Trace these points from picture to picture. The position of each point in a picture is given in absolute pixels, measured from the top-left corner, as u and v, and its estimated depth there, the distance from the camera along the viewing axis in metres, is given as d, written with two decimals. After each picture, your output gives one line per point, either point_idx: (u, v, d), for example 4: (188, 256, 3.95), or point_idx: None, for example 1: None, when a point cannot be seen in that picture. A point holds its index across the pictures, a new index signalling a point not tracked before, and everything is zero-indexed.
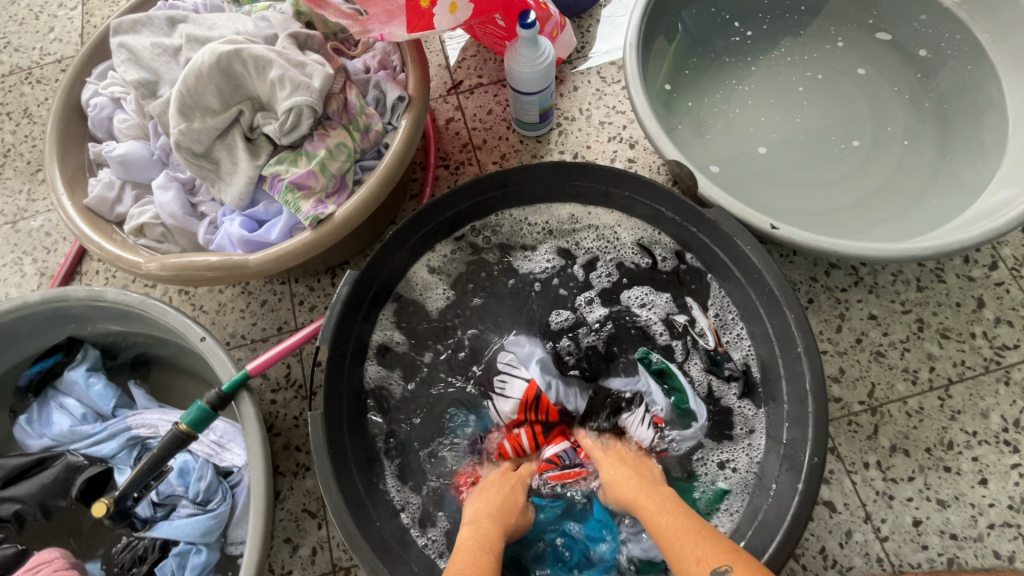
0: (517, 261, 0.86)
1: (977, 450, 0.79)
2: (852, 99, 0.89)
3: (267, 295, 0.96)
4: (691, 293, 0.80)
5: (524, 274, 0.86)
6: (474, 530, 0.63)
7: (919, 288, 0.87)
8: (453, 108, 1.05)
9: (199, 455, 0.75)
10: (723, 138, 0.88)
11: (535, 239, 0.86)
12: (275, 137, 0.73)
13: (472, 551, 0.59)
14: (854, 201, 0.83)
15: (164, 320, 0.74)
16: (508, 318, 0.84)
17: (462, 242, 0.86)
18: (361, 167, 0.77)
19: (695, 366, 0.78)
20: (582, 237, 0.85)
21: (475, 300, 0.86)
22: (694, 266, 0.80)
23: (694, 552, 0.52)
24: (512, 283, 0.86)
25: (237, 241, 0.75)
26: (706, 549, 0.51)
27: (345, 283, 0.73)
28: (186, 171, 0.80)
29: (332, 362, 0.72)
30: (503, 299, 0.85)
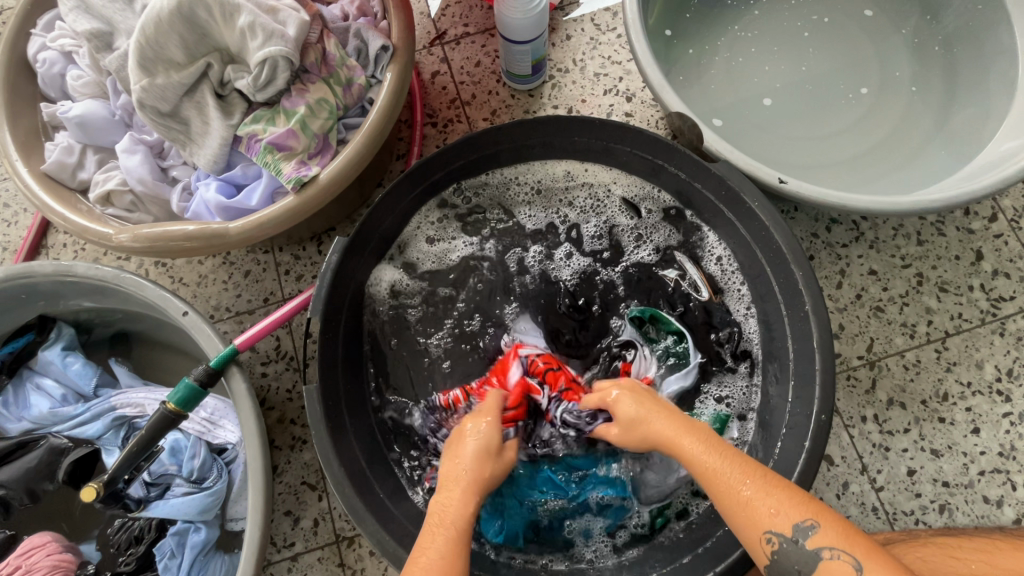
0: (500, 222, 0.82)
1: (971, 400, 0.80)
2: (859, 45, 0.85)
3: (251, 266, 0.91)
4: (689, 252, 0.78)
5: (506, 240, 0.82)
6: (444, 500, 0.52)
7: (919, 242, 0.86)
8: (438, 60, 0.98)
9: (191, 433, 0.72)
10: (725, 88, 0.84)
11: (522, 199, 0.82)
12: (249, 94, 0.67)
13: (460, 490, 0.53)
14: (858, 153, 0.81)
15: (142, 295, 0.70)
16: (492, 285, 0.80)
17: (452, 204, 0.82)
18: (345, 125, 0.72)
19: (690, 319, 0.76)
20: (574, 195, 0.81)
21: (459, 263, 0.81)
22: (694, 224, 0.78)
23: (752, 502, 0.47)
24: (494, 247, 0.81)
25: (214, 209, 0.70)
26: (774, 508, 0.46)
27: (335, 251, 0.69)
28: (152, 133, 0.73)
29: (324, 336, 0.68)
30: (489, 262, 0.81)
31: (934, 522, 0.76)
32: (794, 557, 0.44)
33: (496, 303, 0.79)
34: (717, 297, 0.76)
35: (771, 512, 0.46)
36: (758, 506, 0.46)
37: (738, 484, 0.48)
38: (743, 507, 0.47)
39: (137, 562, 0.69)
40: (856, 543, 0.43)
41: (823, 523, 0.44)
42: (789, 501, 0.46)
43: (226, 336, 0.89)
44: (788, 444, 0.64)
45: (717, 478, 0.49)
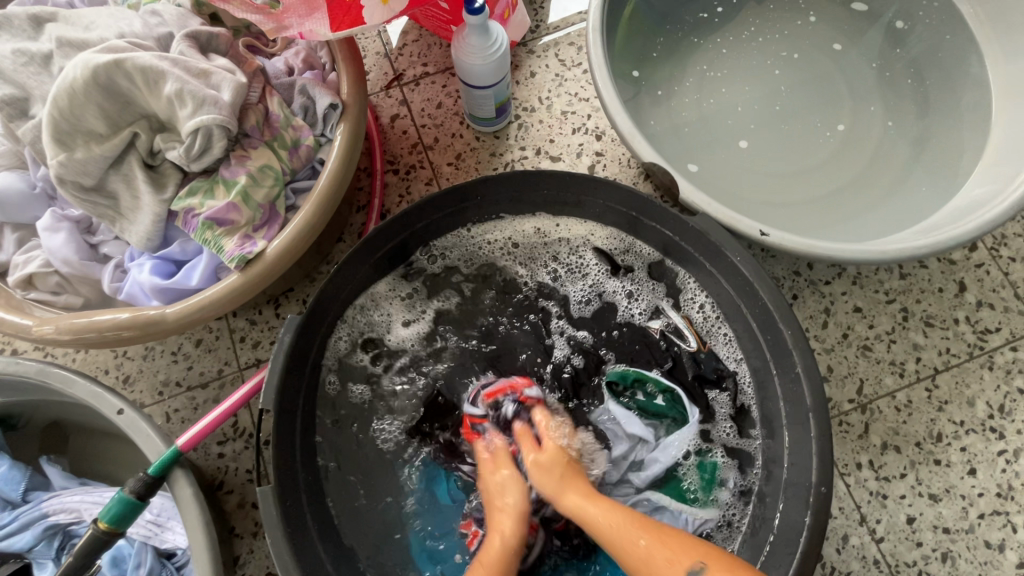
0: (478, 285, 0.79)
1: (965, 439, 0.78)
2: (829, 78, 0.83)
3: (202, 334, 0.84)
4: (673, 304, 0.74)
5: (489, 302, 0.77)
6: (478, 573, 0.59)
7: (902, 275, 0.84)
8: (397, 103, 0.93)
9: (136, 539, 0.65)
10: (698, 128, 0.80)
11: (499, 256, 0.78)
12: (182, 164, 0.61)
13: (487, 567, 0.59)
14: (837, 188, 0.77)
15: (71, 391, 0.62)
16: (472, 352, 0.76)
17: (419, 263, 0.76)
18: (294, 189, 0.66)
19: (680, 375, 0.72)
20: (554, 250, 0.77)
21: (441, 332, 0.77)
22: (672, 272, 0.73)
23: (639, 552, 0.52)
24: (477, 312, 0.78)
25: (149, 291, 0.63)
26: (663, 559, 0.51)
27: (287, 331, 0.62)
28: (77, 207, 0.66)
29: (280, 425, 0.62)
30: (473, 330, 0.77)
31: (938, 572, 0.73)
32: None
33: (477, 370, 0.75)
34: (706, 347, 0.72)
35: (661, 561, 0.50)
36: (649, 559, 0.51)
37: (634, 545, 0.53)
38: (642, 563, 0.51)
39: None
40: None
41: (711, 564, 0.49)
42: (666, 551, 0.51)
43: (177, 414, 0.81)
44: (786, 516, 0.60)
45: (625, 545, 0.53)
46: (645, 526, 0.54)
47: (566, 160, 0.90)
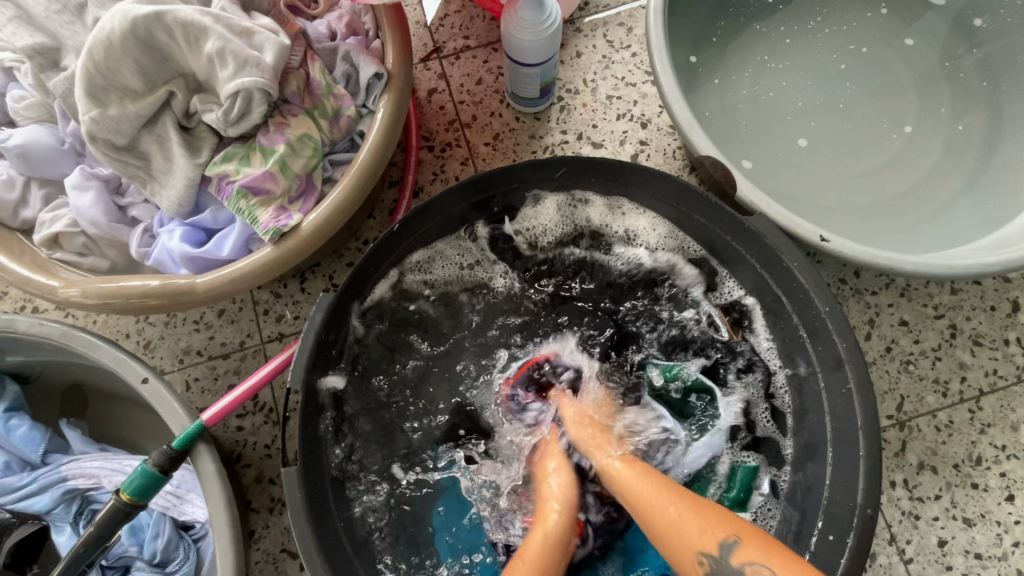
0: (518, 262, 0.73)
1: (1006, 465, 0.75)
2: (896, 77, 0.78)
3: (226, 304, 0.82)
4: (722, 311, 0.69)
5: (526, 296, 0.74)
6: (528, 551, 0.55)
7: (953, 290, 0.80)
8: (435, 76, 0.89)
9: (155, 509, 0.64)
10: (754, 122, 0.76)
11: (542, 242, 0.73)
12: (219, 128, 0.58)
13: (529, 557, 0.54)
14: (896, 194, 0.73)
15: (95, 356, 0.61)
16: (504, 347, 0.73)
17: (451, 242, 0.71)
18: (332, 162, 0.63)
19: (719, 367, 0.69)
20: (600, 245, 0.73)
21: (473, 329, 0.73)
22: (723, 276, 0.69)
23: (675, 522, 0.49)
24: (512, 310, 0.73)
25: (178, 258, 0.61)
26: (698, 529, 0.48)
27: (319, 310, 0.60)
28: (107, 166, 0.64)
29: (308, 405, 0.60)
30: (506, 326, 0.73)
31: None
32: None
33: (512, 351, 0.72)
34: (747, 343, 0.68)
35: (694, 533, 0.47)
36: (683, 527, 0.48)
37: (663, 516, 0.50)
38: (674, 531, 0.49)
39: None
40: (774, 555, 0.44)
41: (744, 540, 0.46)
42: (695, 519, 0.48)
43: (197, 384, 0.80)
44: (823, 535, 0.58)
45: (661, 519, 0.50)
46: (682, 496, 0.51)
47: (609, 147, 0.86)
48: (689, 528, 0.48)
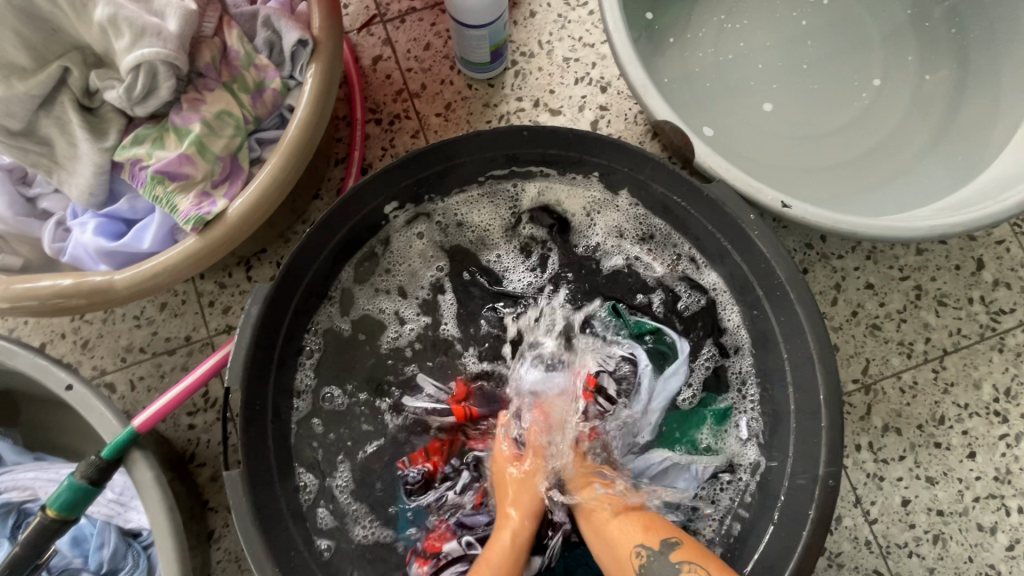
0: (474, 217, 0.70)
1: (968, 423, 0.75)
2: (862, 27, 0.74)
3: (168, 297, 0.77)
4: (657, 265, 0.68)
5: (460, 281, 0.70)
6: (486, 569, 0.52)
7: (918, 251, 0.79)
8: (379, 43, 0.83)
9: (98, 519, 0.61)
10: (717, 83, 0.73)
11: (500, 202, 0.70)
12: (125, 108, 0.53)
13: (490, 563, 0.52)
14: (860, 153, 0.71)
15: (13, 361, 0.56)
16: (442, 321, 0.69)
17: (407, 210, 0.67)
18: (258, 140, 0.58)
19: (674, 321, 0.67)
20: (534, 220, 0.70)
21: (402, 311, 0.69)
22: (654, 241, 0.68)
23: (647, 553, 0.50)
24: (444, 289, 0.69)
25: (94, 253, 0.56)
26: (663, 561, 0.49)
27: (254, 302, 0.56)
28: (6, 153, 0.58)
29: (248, 404, 0.57)
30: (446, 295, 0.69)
31: (928, 553, 0.72)
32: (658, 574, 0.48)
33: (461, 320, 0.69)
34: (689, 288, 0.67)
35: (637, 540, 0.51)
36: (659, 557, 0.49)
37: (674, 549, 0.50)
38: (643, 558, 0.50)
39: None
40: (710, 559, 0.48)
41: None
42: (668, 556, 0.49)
43: (142, 382, 0.75)
44: (786, 507, 0.58)
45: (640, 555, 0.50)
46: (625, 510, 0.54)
47: (567, 114, 0.81)
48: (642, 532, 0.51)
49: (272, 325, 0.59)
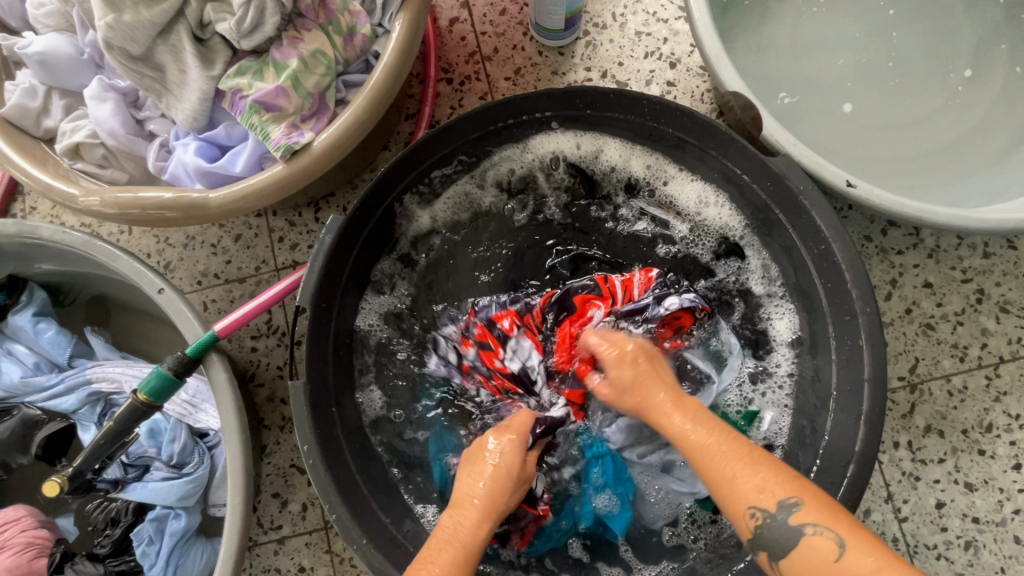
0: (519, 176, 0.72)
1: (1016, 434, 0.73)
2: (953, 17, 0.72)
3: (242, 230, 0.83)
4: (676, 220, 0.70)
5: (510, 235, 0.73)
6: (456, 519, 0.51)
7: (984, 255, 0.77)
8: (458, 5, 0.86)
9: (172, 416, 0.68)
10: (790, 61, 0.72)
11: (545, 168, 0.72)
12: (232, 40, 0.58)
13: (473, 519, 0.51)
14: (934, 147, 0.69)
15: (114, 264, 0.63)
16: (467, 275, 0.72)
17: (469, 166, 0.70)
18: (345, 82, 0.62)
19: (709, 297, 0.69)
20: (581, 186, 0.72)
21: (432, 245, 0.72)
22: (684, 201, 0.69)
23: (742, 478, 0.45)
24: (477, 244, 0.73)
25: (192, 174, 0.61)
26: (760, 481, 0.44)
27: (329, 231, 0.61)
28: (124, 76, 0.64)
29: (316, 324, 0.62)
30: (477, 248, 0.73)
31: (958, 558, 0.71)
32: (777, 534, 0.43)
33: (503, 273, 0.72)
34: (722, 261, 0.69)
35: (755, 488, 0.44)
36: (754, 474, 0.45)
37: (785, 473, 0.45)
38: (749, 480, 0.45)
39: (111, 545, 0.65)
40: (840, 523, 0.42)
41: (806, 500, 0.43)
42: (764, 476, 0.45)
43: (214, 305, 0.82)
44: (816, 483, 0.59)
45: (721, 472, 0.46)
46: (734, 439, 0.48)
47: (634, 87, 0.82)
48: (764, 475, 0.45)
49: (342, 255, 0.63)
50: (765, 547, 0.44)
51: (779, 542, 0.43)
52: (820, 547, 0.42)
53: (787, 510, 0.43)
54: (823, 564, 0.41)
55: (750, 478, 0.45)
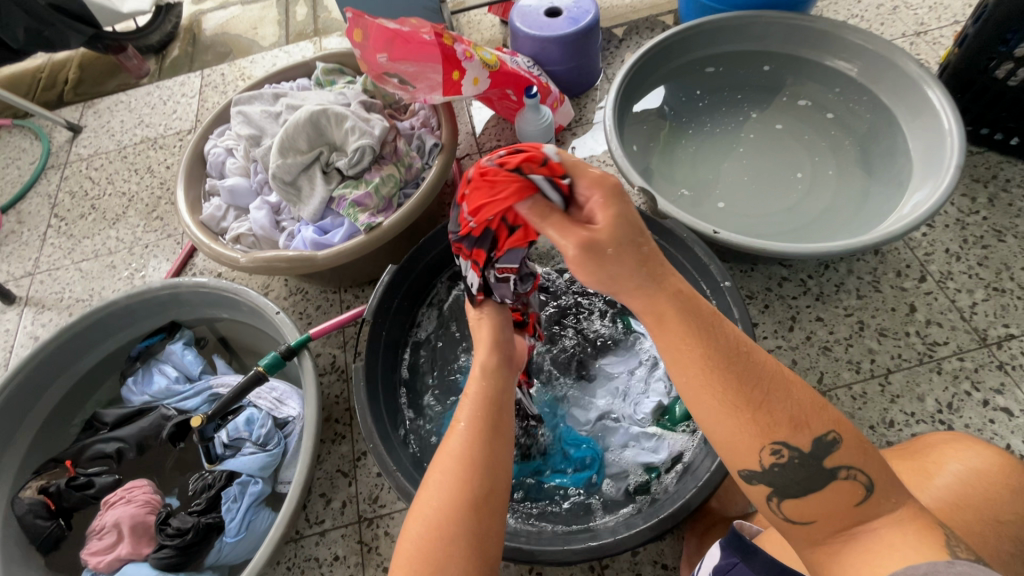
0: None
1: (916, 427, 0.91)
2: (790, 147, 1.11)
3: (322, 301, 1.18)
4: None
5: None
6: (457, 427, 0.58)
7: (859, 296, 1.04)
8: (476, 163, 1.33)
9: (262, 409, 0.94)
10: (685, 177, 1.11)
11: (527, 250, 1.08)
12: (344, 170, 1.01)
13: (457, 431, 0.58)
14: (791, 220, 1.02)
15: (248, 301, 0.97)
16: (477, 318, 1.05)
17: None
18: (404, 194, 1.04)
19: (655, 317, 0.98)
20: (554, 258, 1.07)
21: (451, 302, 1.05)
22: None
23: (784, 398, 0.45)
24: None
25: (309, 244, 0.99)
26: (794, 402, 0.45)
27: (387, 274, 0.95)
28: (275, 197, 1.07)
29: (371, 334, 0.92)
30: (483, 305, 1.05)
31: None
32: (797, 469, 0.45)
33: None
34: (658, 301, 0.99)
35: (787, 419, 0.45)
36: (782, 390, 0.46)
37: (815, 407, 0.46)
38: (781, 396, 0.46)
39: (205, 503, 0.86)
40: (869, 462, 0.45)
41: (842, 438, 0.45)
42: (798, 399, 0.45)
43: None
44: None
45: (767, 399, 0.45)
46: (758, 363, 0.47)
47: None
48: (802, 413, 0.45)
49: (393, 289, 0.96)
50: (767, 481, 0.47)
51: (790, 481, 0.45)
52: (848, 492, 0.45)
53: (823, 450, 0.45)
54: (848, 505, 0.44)
55: (785, 396, 0.46)
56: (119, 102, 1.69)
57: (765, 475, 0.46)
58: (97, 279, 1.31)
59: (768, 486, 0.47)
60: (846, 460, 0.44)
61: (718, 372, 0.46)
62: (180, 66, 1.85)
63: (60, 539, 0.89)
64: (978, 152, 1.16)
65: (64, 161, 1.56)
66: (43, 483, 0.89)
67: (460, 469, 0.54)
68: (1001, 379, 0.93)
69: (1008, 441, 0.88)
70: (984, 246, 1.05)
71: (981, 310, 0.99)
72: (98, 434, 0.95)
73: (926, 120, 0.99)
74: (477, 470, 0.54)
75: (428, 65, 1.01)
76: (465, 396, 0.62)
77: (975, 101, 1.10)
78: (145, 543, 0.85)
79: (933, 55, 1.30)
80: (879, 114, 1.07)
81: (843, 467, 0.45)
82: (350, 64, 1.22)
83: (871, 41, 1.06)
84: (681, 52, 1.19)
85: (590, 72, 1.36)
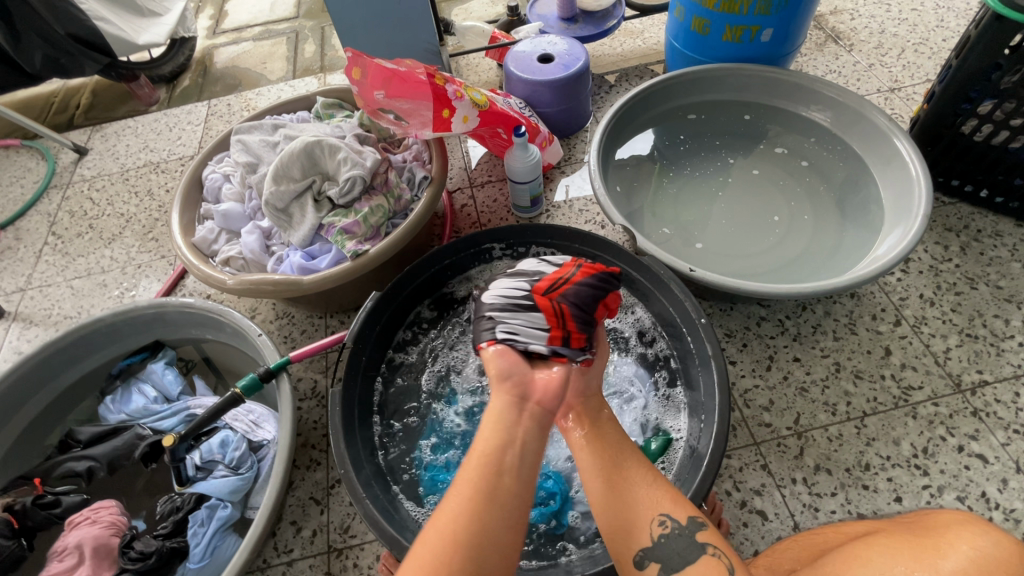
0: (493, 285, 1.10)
1: (891, 471, 0.90)
2: (768, 192, 1.15)
3: (307, 326, 1.19)
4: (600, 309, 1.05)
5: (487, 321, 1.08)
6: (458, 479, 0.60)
7: (836, 338, 1.05)
8: (467, 196, 1.37)
9: (237, 431, 0.95)
10: (666, 216, 1.15)
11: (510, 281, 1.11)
12: (335, 198, 1.04)
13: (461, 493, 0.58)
14: (767, 262, 1.05)
15: (232, 322, 0.98)
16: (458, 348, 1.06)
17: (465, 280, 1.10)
18: (392, 224, 1.07)
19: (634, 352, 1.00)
20: None
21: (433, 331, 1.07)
22: None
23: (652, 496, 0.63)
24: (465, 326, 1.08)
25: (296, 269, 1.01)
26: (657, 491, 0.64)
27: (370, 300, 0.96)
28: (267, 222, 1.10)
29: (351, 359, 0.93)
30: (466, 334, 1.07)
31: None
32: (671, 543, 0.60)
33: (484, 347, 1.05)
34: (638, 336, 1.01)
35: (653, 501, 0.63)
36: (653, 483, 0.64)
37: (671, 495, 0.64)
38: (651, 486, 0.64)
39: (171, 526, 0.85)
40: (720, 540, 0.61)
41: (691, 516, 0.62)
42: (661, 490, 0.64)
43: None
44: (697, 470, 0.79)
45: (635, 487, 0.64)
46: (641, 476, 0.64)
47: None
48: (667, 498, 0.63)
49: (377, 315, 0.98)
50: (656, 557, 0.60)
51: (672, 549, 0.60)
52: (710, 565, 0.59)
53: (694, 525, 0.61)
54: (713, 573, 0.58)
55: (652, 487, 0.64)
56: (126, 127, 1.74)
57: (656, 549, 0.60)
58: (87, 297, 1.33)
59: (658, 561, 0.60)
60: (712, 540, 0.60)
61: (605, 476, 0.64)
62: (189, 96, 1.93)
63: (20, 559, 0.87)
64: (949, 203, 1.21)
65: (67, 181, 1.60)
66: (9, 501, 0.88)
67: (458, 522, 0.56)
68: (976, 425, 0.93)
69: (984, 488, 0.87)
70: (957, 293, 1.08)
71: (955, 356, 1.01)
72: (70, 451, 0.94)
73: (896, 170, 1.04)
74: (480, 513, 0.56)
75: (421, 103, 1.06)
76: (468, 459, 0.61)
77: (945, 154, 1.15)
78: (105, 567, 0.82)
79: (906, 110, 1.37)
80: (852, 164, 1.12)
81: (711, 545, 0.60)
82: (349, 99, 1.28)
83: (843, 95, 1.12)
84: (664, 99, 1.25)
85: (580, 115, 1.42)
